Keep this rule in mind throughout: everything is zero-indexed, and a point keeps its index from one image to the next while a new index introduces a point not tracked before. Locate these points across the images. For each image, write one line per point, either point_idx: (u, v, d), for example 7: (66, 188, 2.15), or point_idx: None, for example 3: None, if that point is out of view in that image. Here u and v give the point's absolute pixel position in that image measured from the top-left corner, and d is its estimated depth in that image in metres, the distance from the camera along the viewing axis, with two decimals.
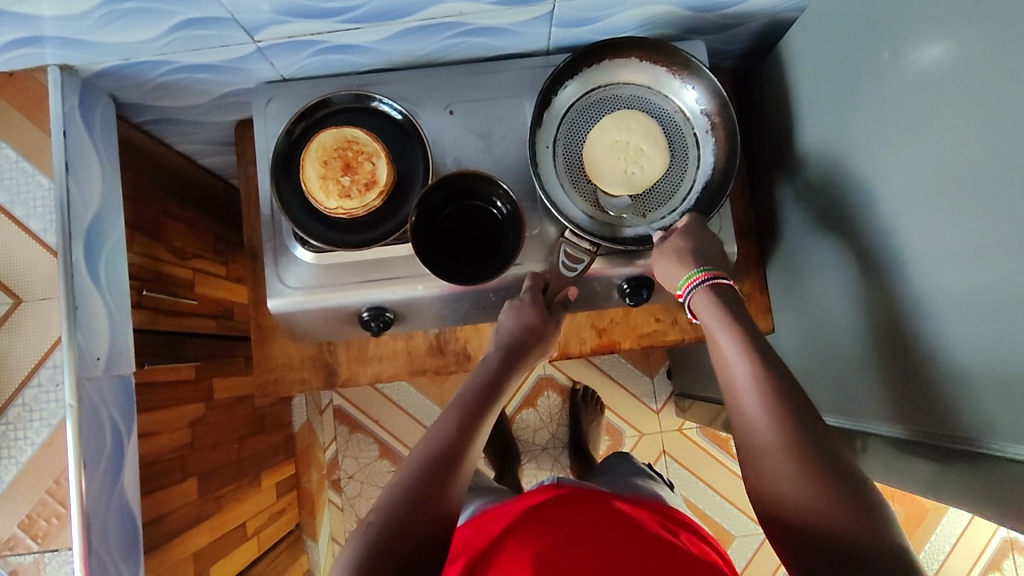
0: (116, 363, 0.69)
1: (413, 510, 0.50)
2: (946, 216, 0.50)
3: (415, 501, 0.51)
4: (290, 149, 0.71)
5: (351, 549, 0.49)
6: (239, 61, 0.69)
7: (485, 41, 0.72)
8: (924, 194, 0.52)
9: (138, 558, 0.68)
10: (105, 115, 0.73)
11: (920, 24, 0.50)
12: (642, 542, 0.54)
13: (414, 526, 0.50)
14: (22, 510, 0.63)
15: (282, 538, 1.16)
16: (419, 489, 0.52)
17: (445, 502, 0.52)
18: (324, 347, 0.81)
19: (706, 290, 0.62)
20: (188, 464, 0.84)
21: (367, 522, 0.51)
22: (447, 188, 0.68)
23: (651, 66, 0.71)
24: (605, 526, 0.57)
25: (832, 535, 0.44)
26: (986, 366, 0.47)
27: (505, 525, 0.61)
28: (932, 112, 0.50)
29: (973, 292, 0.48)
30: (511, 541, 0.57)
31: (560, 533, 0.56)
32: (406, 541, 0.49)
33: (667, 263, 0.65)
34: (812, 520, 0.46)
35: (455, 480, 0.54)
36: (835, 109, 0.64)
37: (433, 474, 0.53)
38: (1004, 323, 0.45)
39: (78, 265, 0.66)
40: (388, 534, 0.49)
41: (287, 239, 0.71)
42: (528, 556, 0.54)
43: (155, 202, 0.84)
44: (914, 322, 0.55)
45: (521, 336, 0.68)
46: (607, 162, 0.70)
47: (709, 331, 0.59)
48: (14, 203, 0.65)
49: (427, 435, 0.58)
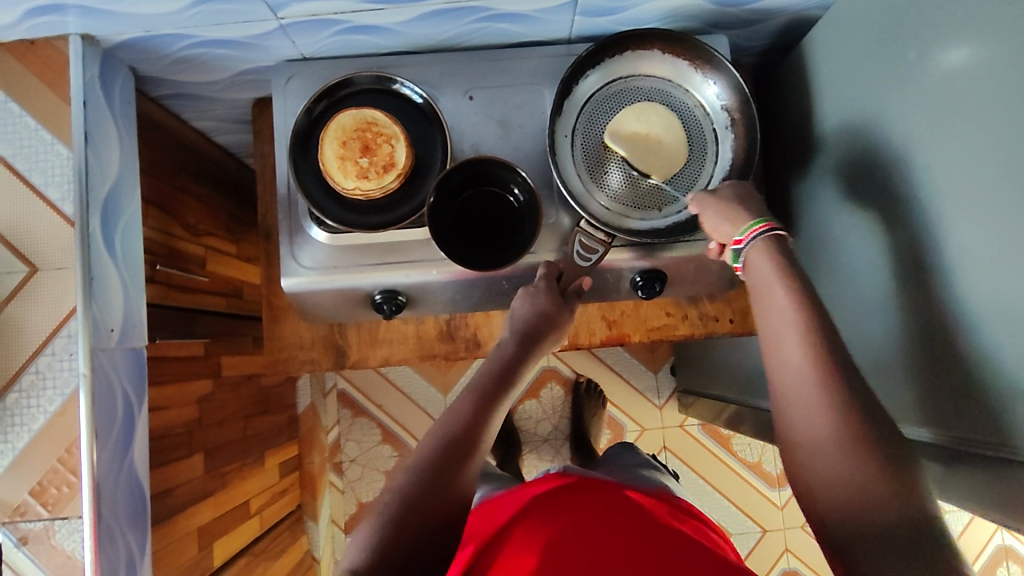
0: (129, 335, 0.70)
1: (424, 495, 0.51)
2: (965, 220, 0.50)
3: (426, 486, 0.51)
4: (310, 128, 0.71)
5: (366, 529, 0.50)
6: (260, 38, 0.69)
7: (506, 28, 0.71)
8: (945, 199, 0.52)
9: (145, 528, 0.69)
10: (124, 88, 0.72)
11: (948, 25, 0.50)
12: (654, 533, 0.54)
13: (424, 512, 0.50)
14: (34, 478, 0.64)
15: (284, 517, 1.17)
16: (431, 474, 0.52)
17: (457, 488, 0.52)
18: (335, 329, 0.81)
19: (766, 241, 0.56)
20: (195, 439, 0.85)
21: (381, 503, 0.51)
22: (466, 173, 0.68)
23: (673, 60, 0.71)
24: (615, 514, 0.57)
25: (863, 525, 0.43)
26: (1000, 370, 0.47)
27: (513, 511, 0.62)
28: (957, 113, 0.50)
29: (988, 296, 0.48)
30: (518, 527, 0.58)
31: (568, 520, 0.56)
32: (419, 523, 0.50)
33: (719, 215, 0.61)
34: (844, 511, 0.44)
35: (468, 466, 0.54)
36: (858, 107, 0.63)
37: (445, 460, 0.53)
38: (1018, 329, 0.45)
39: (94, 237, 0.66)
40: (402, 516, 0.50)
41: (302, 219, 0.71)
42: (537, 542, 0.54)
43: (170, 177, 0.84)
44: (928, 326, 0.55)
45: (536, 322, 0.67)
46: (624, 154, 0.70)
47: (761, 289, 0.54)
48: (33, 171, 0.66)
49: (442, 418, 0.58)
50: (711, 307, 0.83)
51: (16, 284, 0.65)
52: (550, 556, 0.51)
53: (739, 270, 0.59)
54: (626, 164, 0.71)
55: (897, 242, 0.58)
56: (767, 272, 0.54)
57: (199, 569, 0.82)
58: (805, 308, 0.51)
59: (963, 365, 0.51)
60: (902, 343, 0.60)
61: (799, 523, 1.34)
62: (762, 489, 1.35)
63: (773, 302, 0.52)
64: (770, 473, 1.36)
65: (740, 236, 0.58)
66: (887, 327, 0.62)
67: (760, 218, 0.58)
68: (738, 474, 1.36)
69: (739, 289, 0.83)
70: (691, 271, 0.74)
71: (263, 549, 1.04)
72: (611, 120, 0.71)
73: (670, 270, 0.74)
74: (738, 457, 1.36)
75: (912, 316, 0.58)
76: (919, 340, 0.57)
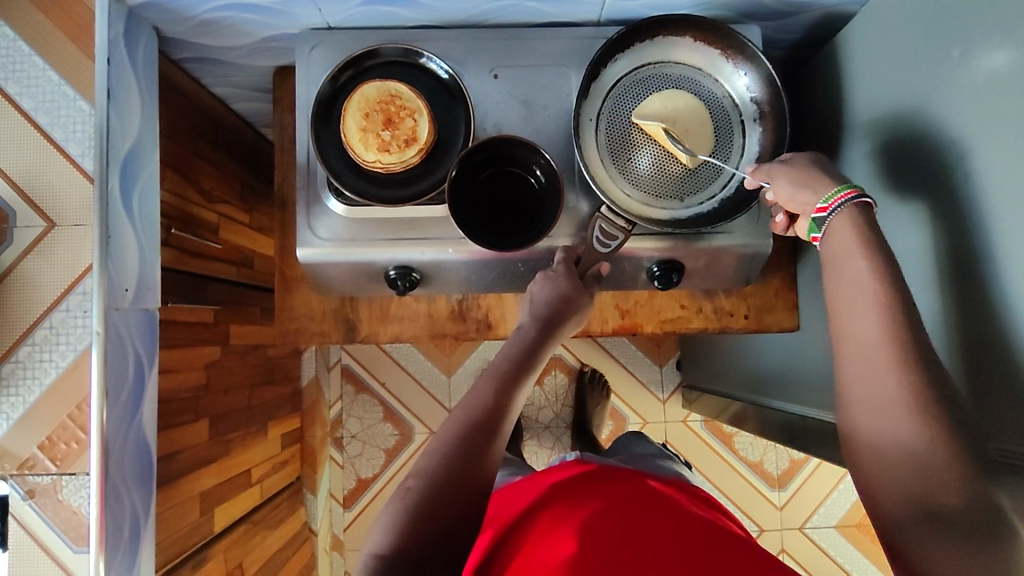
0: (143, 296, 0.69)
1: (450, 485, 0.51)
2: (1012, 222, 0.49)
3: (451, 476, 0.51)
4: (333, 97, 0.70)
5: (390, 514, 0.51)
6: (288, 4, 0.68)
7: (536, 7, 0.70)
8: (991, 198, 0.51)
9: (150, 488, 0.69)
10: (148, 47, 0.72)
11: (999, 22, 0.49)
12: (676, 523, 0.54)
13: (448, 503, 0.51)
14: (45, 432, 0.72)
15: (283, 488, 1.17)
16: (456, 463, 0.52)
17: (478, 476, 0.52)
18: (346, 303, 0.81)
19: (851, 210, 0.54)
20: (202, 405, 0.85)
21: (404, 489, 0.52)
22: (488, 152, 0.68)
23: (705, 48, 0.70)
24: (635, 503, 0.57)
25: (938, 524, 0.42)
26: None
27: (533, 498, 0.62)
28: (1006, 112, 0.49)
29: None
30: (541, 513, 0.58)
31: (590, 507, 0.56)
32: (443, 510, 0.50)
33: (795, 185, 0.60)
34: (916, 510, 0.43)
35: (490, 453, 0.54)
36: (897, 106, 0.62)
37: (469, 448, 0.53)
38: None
39: (113, 195, 0.65)
40: (426, 503, 0.50)
41: (320, 189, 0.71)
42: (563, 528, 0.53)
43: (188, 140, 0.83)
44: (966, 324, 0.55)
45: (556, 306, 0.66)
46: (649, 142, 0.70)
47: (843, 261, 0.53)
48: (69, 140, 0.72)
49: (462, 403, 0.57)
50: (727, 302, 0.82)
51: (35, 237, 0.72)
52: (580, 540, 0.51)
53: (817, 240, 0.58)
54: (651, 151, 0.70)
55: (939, 242, 0.57)
56: (849, 243, 0.53)
57: (201, 533, 0.83)
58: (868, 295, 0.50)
59: (1001, 367, 0.51)
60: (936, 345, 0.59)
61: (796, 524, 1.34)
62: (762, 488, 1.35)
63: (852, 277, 0.51)
64: (770, 472, 1.36)
65: (824, 204, 0.56)
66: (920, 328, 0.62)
67: (844, 184, 0.56)
68: (738, 472, 1.36)
69: (755, 285, 0.82)
70: (709, 264, 0.74)
71: (263, 518, 1.05)
72: (637, 106, 0.70)
73: (687, 262, 0.74)
74: (739, 454, 1.37)
75: (949, 317, 0.57)
76: (955, 342, 0.56)
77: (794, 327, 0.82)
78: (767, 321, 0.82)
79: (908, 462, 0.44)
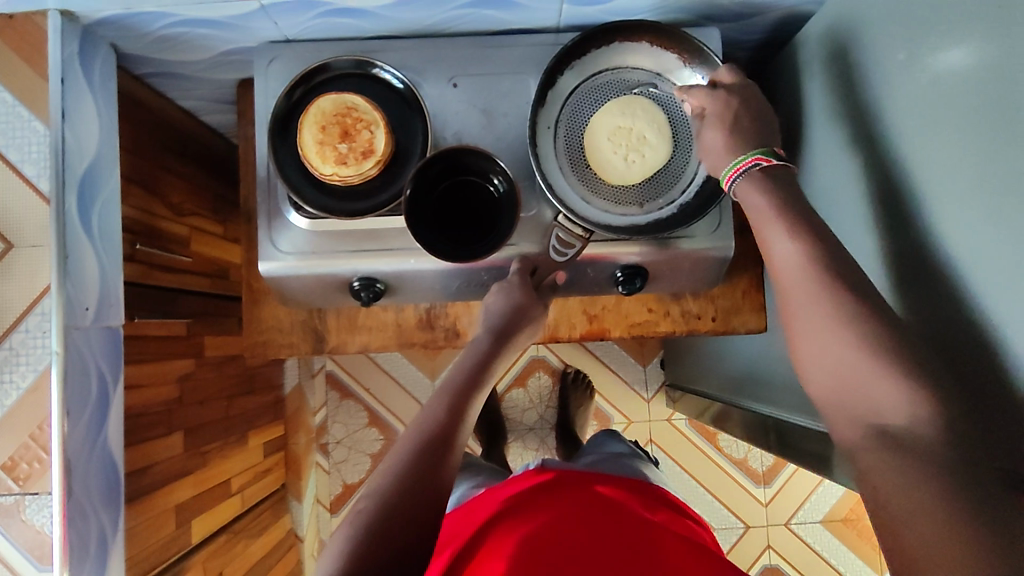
0: (105, 314, 0.70)
1: (409, 496, 0.52)
2: (958, 225, 0.49)
3: (407, 491, 0.52)
4: (289, 112, 0.70)
5: (344, 534, 0.51)
6: (243, 19, 0.68)
7: (492, 14, 0.70)
8: (940, 201, 0.51)
9: (118, 507, 0.70)
10: (106, 65, 0.72)
11: (945, 26, 0.49)
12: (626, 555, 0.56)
13: (408, 512, 0.51)
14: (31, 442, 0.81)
15: (266, 497, 1.18)
16: (415, 475, 0.53)
17: (432, 490, 0.53)
18: (315, 314, 0.81)
19: (746, 181, 0.58)
20: (175, 418, 0.85)
21: (357, 510, 0.52)
22: (442, 163, 0.68)
23: (660, 52, 0.70)
24: (588, 529, 0.59)
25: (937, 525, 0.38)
26: (989, 383, 0.46)
27: (493, 514, 0.64)
28: (951, 116, 0.49)
29: (979, 305, 0.47)
30: (497, 534, 0.60)
31: (544, 533, 0.58)
32: (397, 528, 0.50)
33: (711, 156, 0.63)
34: (913, 506, 0.40)
35: (447, 465, 0.56)
36: (853, 107, 0.62)
37: (422, 462, 0.54)
38: (1010, 334, 0.44)
39: (71, 214, 0.66)
40: (379, 522, 0.50)
41: (281, 203, 0.71)
42: (512, 555, 0.56)
43: (153, 155, 0.83)
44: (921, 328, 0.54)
45: (510, 317, 0.67)
46: (608, 149, 0.69)
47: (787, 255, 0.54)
48: (10, 148, 0.81)
49: (416, 421, 0.59)
50: (694, 304, 0.82)
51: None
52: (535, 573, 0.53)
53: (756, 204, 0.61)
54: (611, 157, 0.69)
55: (896, 243, 0.57)
56: (782, 245, 0.54)
57: (178, 545, 0.83)
58: (829, 305, 0.50)
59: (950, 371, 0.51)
60: None
61: (782, 521, 1.35)
62: (747, 485, 1.36)
63: (793, 283, 0.52)
64: (755, 469, 1.36)
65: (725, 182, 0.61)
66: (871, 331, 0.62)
67: (737, 157, 0.59)
68: (723, 469, 1.36)
69: (722, 287, 0.82)
70: (674, 268, 0.74)
71: (244, 527, 1.06)
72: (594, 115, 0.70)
73: (652, 266, 0.73)
74: (724, 452, 1.37)
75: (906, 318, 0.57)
76: None
77: (763, 328, 0.81)
78: (735, 323, 0.82)
79: (867, 454, 0.45)
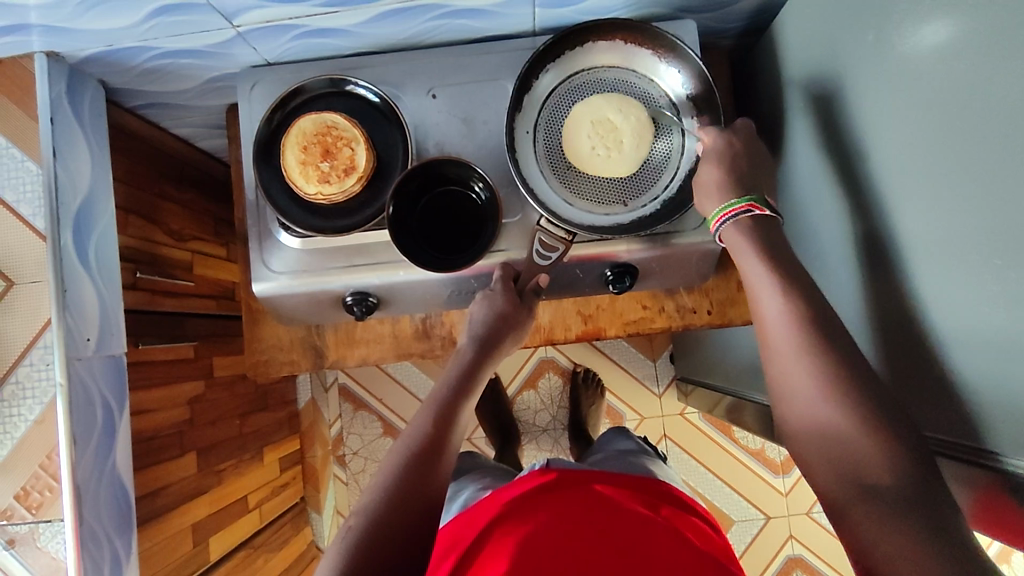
0: (106, 343, 0.73)
1: (397, 508, 0.53)
2: (934, 210, 0.47)
3: (397, 502, 0.53)
4: (272, 136, 0.72)
5: (336, 552, 0.51)
6: (222, 46, 0.69)
7: (466, 23, 0.71)
8: (916, 185, 0.49)
9: (132, 531, 0.72)
10: (95, 100, 0.74)
11: (911, 6, 0.48)
12: (630, 549, 0.56)
13: (398, 524, 0.52)
14: (17, 484, 0.66)
15: (286, 510, 1.21)
16: (403, 488, 0.54)
17: (421, 501, 0.54)
18: (312, 330, 0.83)
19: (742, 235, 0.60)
20: (187, 440, 0.87)
21: (346, 527, 0.52)
22: (420, 178, 0.68)
23: (636, 50, 0.70)
24: (586, 524, 0.59)
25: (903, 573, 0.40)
26: (977, 368, 0.45)
27: (491, 517, 0.64)
28: (924, 96, 0.48)
29: (955, 288, 0.46)
30: (498, 537, 0.60)
31: (544, 531, 0.59)
32: (388, 540, 0.51)
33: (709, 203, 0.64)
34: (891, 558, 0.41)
35: (435, 475, 0.56)
36: (833, 89, 0.61)
37: (412, 474, 0.55)
38: (990, 315, 0.43)
39: (66, 249, 0.68)
40: (371, 534, 0.51)
41: (271, 224, 0.72)
42: (512, 556, 0.56)
43: (149, 183, 0.85)
44: (905, 314, 0.53)
45: (494, 325, 0.69)
46: (584, 132, 0.69)
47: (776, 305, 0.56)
48: (20, 202, 0.67)
49: (405, 433, 0.60)
50: (689, 298, 0.82)
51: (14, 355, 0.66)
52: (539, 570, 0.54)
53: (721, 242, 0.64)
54: (592, 140, 0.69)
55: (877, 228, 0.56)
56: (770, 295, 0.56)
57: (195, 563, 0.85)
58: (853, 360, 0.52)
59: (939, 357, 0.49)
60: (876, 337, 0.59)
61: (803, 510, 1.33)
62: (766, 475, 1.34)
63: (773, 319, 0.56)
64: (773, 459, 1.34)
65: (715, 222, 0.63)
66: (861, 319, 0.62)
67: (734, 199, 0.61)
68: (741, 461, 1.34)
69: (716, 279, 0.81)
70: (664, 265, 0.74)
71: (263, 542, 1.07)
72: (579, 101, 0.70)
73: (642, 264, 0.73)
74: (741, 444, 1.35)
75: (889, 303, 0.56)
76: (900, 330, 0.54)
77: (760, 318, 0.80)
78: (731, 315, 0.81)
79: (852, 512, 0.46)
